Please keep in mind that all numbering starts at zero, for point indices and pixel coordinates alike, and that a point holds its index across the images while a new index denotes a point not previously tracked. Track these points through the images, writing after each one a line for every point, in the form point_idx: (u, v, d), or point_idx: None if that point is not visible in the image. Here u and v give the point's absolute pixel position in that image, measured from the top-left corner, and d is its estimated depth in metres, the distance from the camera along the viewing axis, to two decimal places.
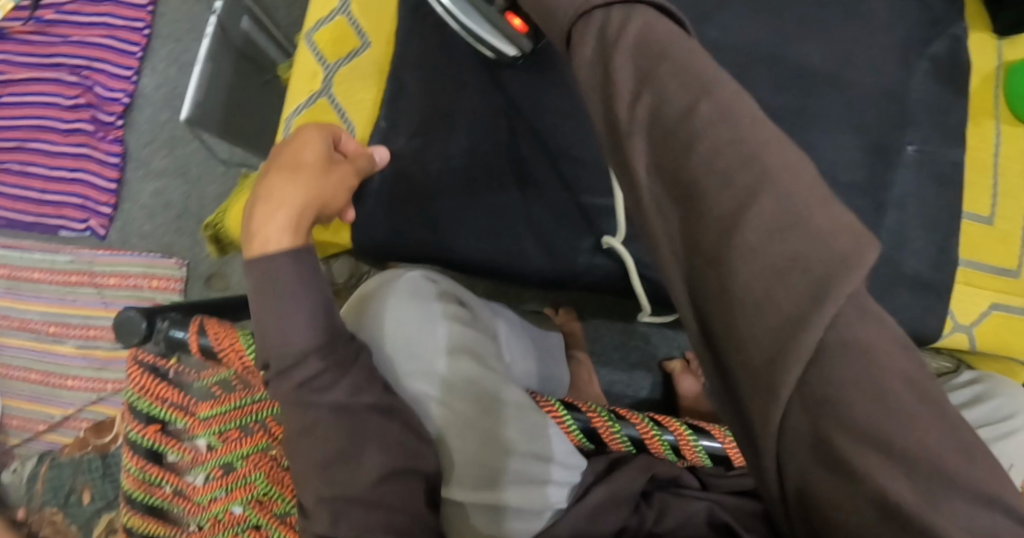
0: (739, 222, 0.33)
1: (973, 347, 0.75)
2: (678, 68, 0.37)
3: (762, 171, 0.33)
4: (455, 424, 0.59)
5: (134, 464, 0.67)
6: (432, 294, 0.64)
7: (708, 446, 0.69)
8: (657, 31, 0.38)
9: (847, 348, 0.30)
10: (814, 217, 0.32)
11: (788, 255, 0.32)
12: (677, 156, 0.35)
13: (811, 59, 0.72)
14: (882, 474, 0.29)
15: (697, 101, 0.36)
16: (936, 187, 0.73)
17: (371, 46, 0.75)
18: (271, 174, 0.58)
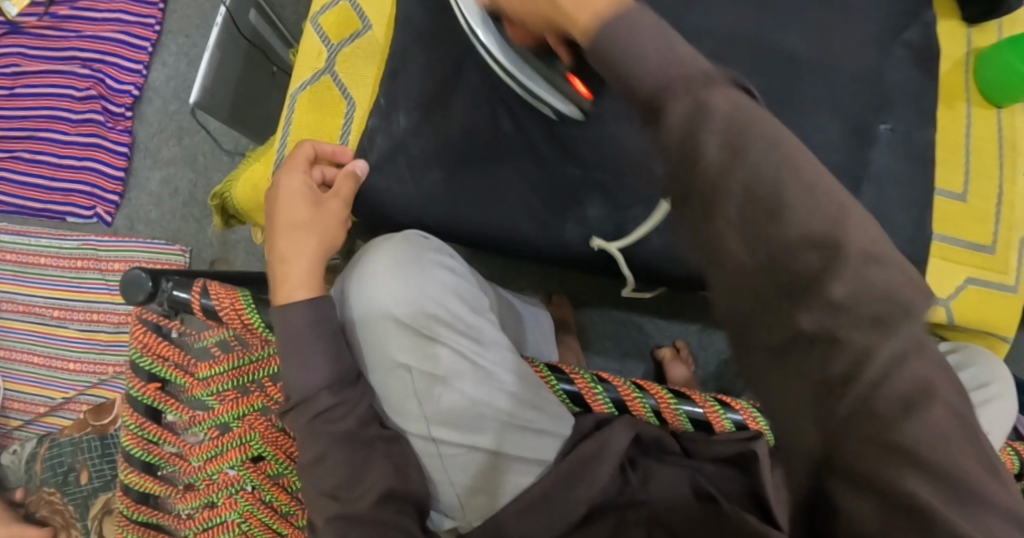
0: (821, 277, 0.36)
1: (951, 320, 0.77)
2: (767, 141, 0.38)
3: (838, 233, 0.36)
4: (458, 377, 0.64)
5: (134, 421, 0.71)
6: (429, 252, 0.66)
7: (690, 411, 0.67)
8: (741, 109, 0.39)
9: (904, 382, 0.34)
10: (878, 277, 0.35)
11: (869, 310, 0.35)
12: (769, 220, 0.37)
13: (792, 42, 0.74)
14: (910, 484, 0.32)
15: (786, 172, 0.38)
16: (912, 166, 0.76)
17: (373, 29, 0.77)
18: (274, 239, 0.65)
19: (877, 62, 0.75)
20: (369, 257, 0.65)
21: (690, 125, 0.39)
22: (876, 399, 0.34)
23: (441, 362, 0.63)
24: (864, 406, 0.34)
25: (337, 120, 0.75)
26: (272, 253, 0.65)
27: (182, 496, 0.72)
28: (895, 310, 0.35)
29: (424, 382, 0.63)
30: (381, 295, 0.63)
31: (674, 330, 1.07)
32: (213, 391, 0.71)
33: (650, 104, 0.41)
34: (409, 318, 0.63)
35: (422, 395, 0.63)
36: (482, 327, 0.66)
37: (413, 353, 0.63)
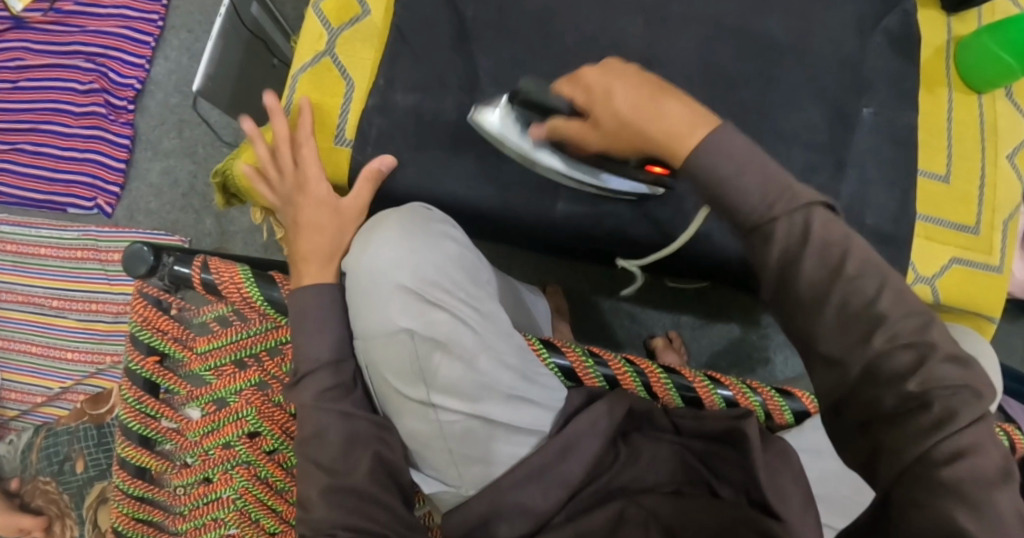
0: (907, 373, 0.45)
1: (937, 300, 0.79)
2: (860, 262, 0.47)
3: (924, 338, 0.45)
4: (460, 349, 0.64)
5: (133, 394, 0.72)
6: (438, 227, 0.68)
7: (679, 383, 0.72)
8: (835, 232, 0.47)
9: (960, 442, 0.43)
10: (953, 374, 0.44)
11: (948, 389, 0.44)
12: (861, 317, 0.46)
13: (777, 27, 0.77)
14: (957, 519, 0.42)
15: (878, 290, 0.46)
16: (894, 146, 0.78)
17: (372, 12, 0.79)
18: (298, 240, 0.68)
19: (860, 47, 0.78)
20: (379, 228, 0.66)
21: (789, 249, 0.47)
22: (936, 453, 0.43)
23: (444, 331, 0.64)
24: (923, 459, 0.43)
25: (336, 99, 0.76)
26: (296, 252, 0.68)
27: (178, 472, 0.73)
28: (966, 394, 0.44)
29: (426, 348, 0.64)
30: (388, 262, 0.64)
31: (668, 320, 1.09)
32: (211, 366, 0.72)
33: (754, 228, 0.48)
34: (415, 287, 0.64)
35: (423, 361, 0.64)
36: (485, 298, 0.67)
37: (416, 320, 0.64)
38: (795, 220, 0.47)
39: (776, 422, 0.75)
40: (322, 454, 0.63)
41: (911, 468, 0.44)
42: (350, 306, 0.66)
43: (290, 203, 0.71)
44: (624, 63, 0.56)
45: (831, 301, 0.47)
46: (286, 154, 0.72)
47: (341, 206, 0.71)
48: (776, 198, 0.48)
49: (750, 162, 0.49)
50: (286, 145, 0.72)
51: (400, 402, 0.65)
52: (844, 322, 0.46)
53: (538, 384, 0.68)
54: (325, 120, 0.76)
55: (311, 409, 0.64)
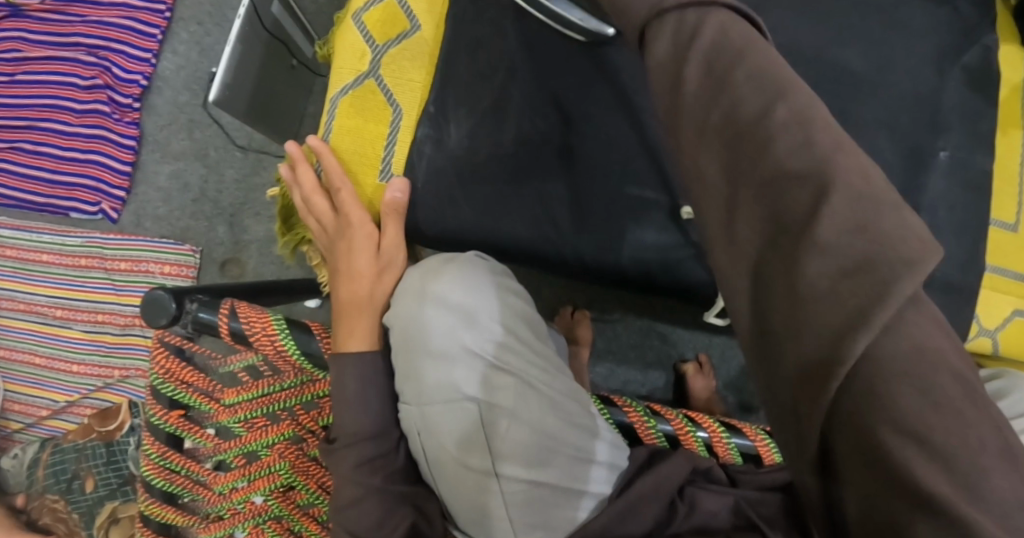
0: (809, 223, 0.34)
1: (996, 351, 0.76)
2: (754, 71, 0.39)
3: (826, 167, 0.35)
4: (521, 403, 0.60)
5: (155, 450, 0.68)
6: (493, 274, 0.64)
7: (740, 443, 0.69)
8: (734, 35, 0.40)
9: (901, 343, 0.31)
10: (877, 218, 0.33)
11: (857, 257, 0.33)
12: (756, 152, 0.37)
13: (852, 62, 0.72)
14: (917, 465, 0.30)
15: (772, 104, 0.37)
16: (965, 193, 0.74)
17: (421, 30, 0.73)
18: (337, 292, 0.65)
19: (934, 84, 0.73)
20: (433, 276, 0.62)
21: (679, 48, 0.41)
22: (867, 365, 0.32)
23: (505, 384, 0.60)
24: (859, 369, 0.32)
25: (382, 127, 0.71)
26: (337, 305, 0.65)
27: (205, 526, 0.69)
28: (891, 257, 0.32)
29: (490, 408, 0.59)
30: (452, 311, 0.60)
31: (700, 342, 1.05)
32: (241, 418, 0.67)
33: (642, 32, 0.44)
34: (473, 339, 0.60)
35: (486, 422, 0.59)
36: (547, 354, 0.64)
37: (480, 375, 0.59)
38: (686, 18, 0.41)
39: None
40: (360, 524, 0.59)
41: (849, 387, 0.32)
42: (403, 360, 0.61)
43: (333, 251, 0.68)
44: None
45: (716, 126, 0.39)
46: (320, 202, 0.69)
47: (382, 250, 0.67)
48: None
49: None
50: (317, 194, 0.69)
51: (455, 467, 0.60)
52: (733, 151, 0.38)
53: (600, 444, 0.64)
54: (367, 149, 0.71)
55: (352, 479, 0.59)
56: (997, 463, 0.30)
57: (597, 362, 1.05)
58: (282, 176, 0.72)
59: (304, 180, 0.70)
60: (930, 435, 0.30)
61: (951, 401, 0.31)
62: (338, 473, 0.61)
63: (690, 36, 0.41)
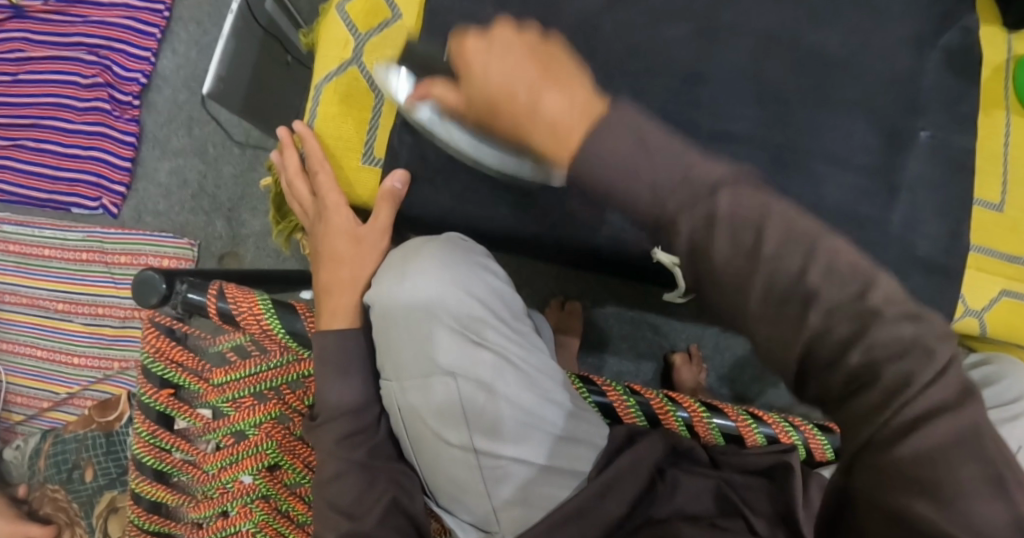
0: (841, 351, 0.39)
1: (984, 333, 0.76)
2: (781, 232, 0.41)
3: (864, 304, 0.39)
4: (505, 384, 0.60)
5: (146, 428, 0.69)
6: (476, 254, 0.64)
7: (722, 424, 0.69)
8: (747, 204, 0.41)
9: (921, 407, 0.37)
10: (902, 333, 0.38)
11: (896, 376, 0.38)
12: (796, 309, 0.39)
13: (829, 44, 0.73)
14: (916, 503, 0.36)
15: (807, 262, 0.40)
16: (947, 172, 0.74)
17: (403, 18, 0.73)
18: (319, 274, 0.67)
19: (914, 67, 0.73)
20: (413, 258, 0.62)
21: (698, 239, 0.42)
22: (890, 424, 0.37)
23: (487, 365, 0.60)
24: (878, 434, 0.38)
25: (364, 113, 0.72)
26: (319, 285, 0.66)
27: (195, 506, 0.70)
28: (918, 353, 0.38)
29: (469, 386, 0.60)
30: (428, 293, 0.60)
31: (692, 333, 1.05)
32: (229, 398, 0.69)
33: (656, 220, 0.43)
34: (455, 321, 0.60)
35: (464, 399, 0.60)
36: (526, 333, 0.64)
37: (458, 353, 0.60)
38: (697, 209, 0.42)
39: (816, 458, 0.71)
40: (340, 498, 0.60)
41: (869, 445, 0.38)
42: (383, 338, 0.62)
43: (314, 233, 0.70)
44: (514, 31, 0.51)
45: (754, 283, 0.40)
46: (301, 186, 0.71)
47: (359, 233, 0.67)
48: (672, 187, 0.43)
49: (649, 151, 0.43)
50: (299, 177, 0.71)
51: (435, 442, 0.61)
52: (771, 305, 0.40)
53: (586, 423, 0.64)
54: (351, 135, 0.72)
55: (332, 453, 0.60)
56: (987, 496, 0.35)
57: (591, 353, 1.06)
58: (272, 161, 0.74)
59: (289, 164, 0.71)
60: (935, 491, 0.36)
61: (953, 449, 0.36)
62: (320, 448, 0.61)
63: (708, 217, 0.41)
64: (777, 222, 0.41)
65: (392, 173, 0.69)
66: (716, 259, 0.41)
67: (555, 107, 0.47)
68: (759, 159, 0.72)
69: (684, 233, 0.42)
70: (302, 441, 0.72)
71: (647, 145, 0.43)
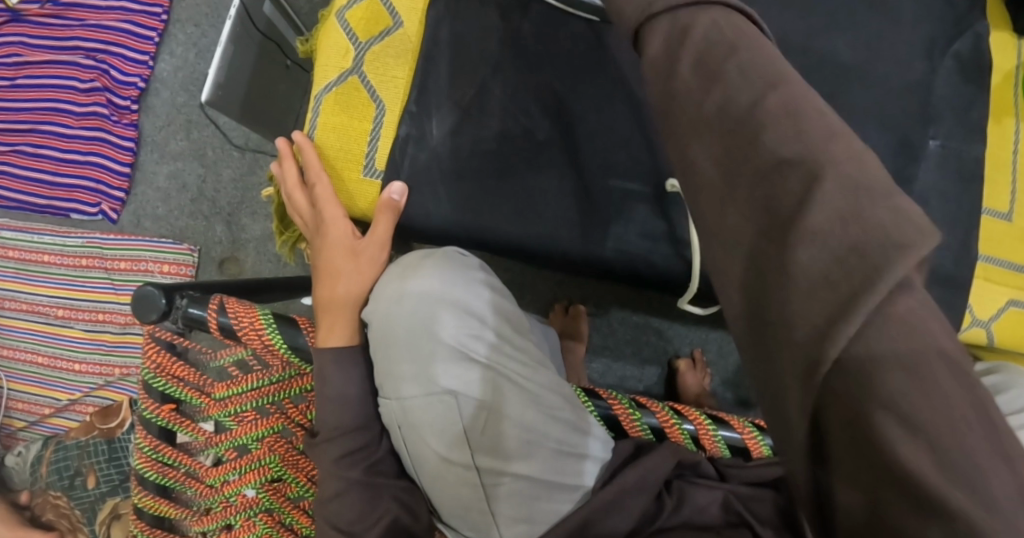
0: (799, 211, 0.33)
1: (991, 343, 0.75)
2: (747, 63, 0.38)
3: (815, 154, 0.34)
4: (505, 401, 0.60)
5: (147, 443, 0.69)
6: (473, 268, 0.64)
7: (728, 436, 0.68)
8: (724, 44, 0.39)
9: (894, 326, 0.30)
10: (866, 204, 0.32)
11: (848, 244, 0.31)
12: (744, 144, 0.36)
13: (838, 51, 0.71)
14: (901, 446, 0.29)
15: (764, 95, 0.37)
16: (960, 183, 0.72)
17: (404, 26, 0.72)
18: (316, 290, 0.65)
19: (924, 74, 0.72)
20: (410, 274, 0.61)
21: (668, 57, 0.40)
22: (859, 343, 0.30)
23: (487, 382, 0.59)
24: (848, 356, 0.30)
25: (365, 124, 0.71)
26: (318, 299, 0.65)
27: (198, 519, 0.70)
28: (882, 243, 0.30)
29: (470, 406, 0.58)
30: (426, 310, 0.60)
31: (695, 338, 1.05)
32: (232, 412, 0.68)
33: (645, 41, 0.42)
34: (454, 338, 0.59)
35: (468, 417, 0.58)
36: (526, 349, 0.63)
37: (460, 371, 0.59)
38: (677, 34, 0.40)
39: None
40: (341, 517, 0.59)
41: (839, 368, 0.30)
42: (381, 356, 0.60)
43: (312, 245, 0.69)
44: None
45: (708, 114, 0.38)
46: (301, 198, 0.70)
47: (359, 247, 0.66)
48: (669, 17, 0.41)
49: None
50: (298, 190, 0.70)
51: (436, 460, 0.59)
52: (728, 171, 0.36)
53: (587, 437, 0.63)
54: (353, 147, 0.71)
55: (332, 472, 0.59)
56: (983, 448, 0.29)
57: (594, 358, 1.05)
58: (272, 173, 0.73)
59: (288, 176, 0.71)
60: (916, 416, 0.29)
61: (937, 371, 0.29)
62: (319, 466, 0.60)
63: (688, 48, 0.40)
64: (744, 53, 0.38)
65: (391, 184, 0.68)
66: (679, 79, 0.39)
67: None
68: None
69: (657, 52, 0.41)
70: (304, 456, 0.71)
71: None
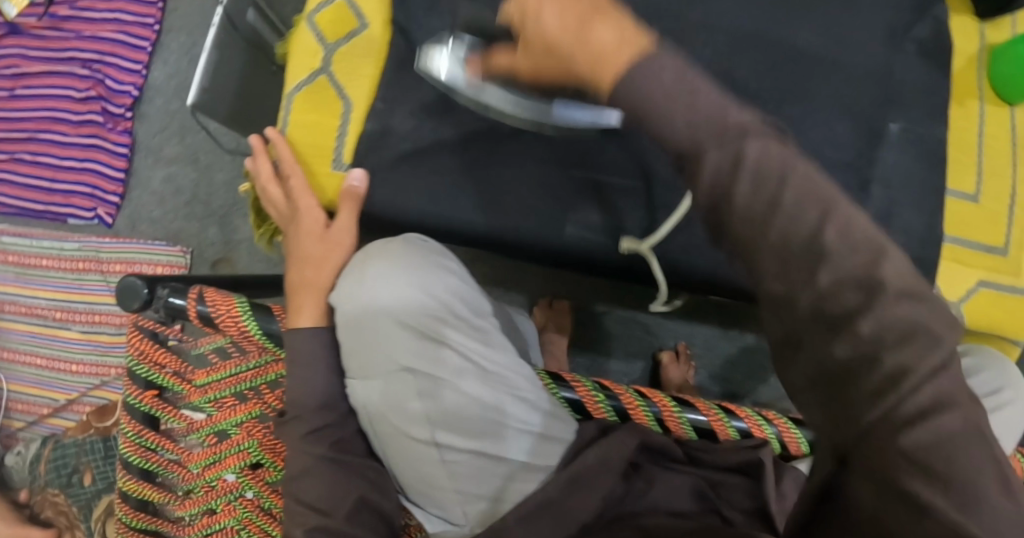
0: (853, 314, 0.36)
1: (963, 325, 0.76)
2: (802, 186, 0.38)
3: (872, 271, 0.36)
4: (464, 381, 0.61)
5: (132, 428, 0.72)
6: (435, 253, 0.65)
7: (692, 418, 0.70)
8: (776, 159, 0.38)
9: (926, 398, 0.35)
10: (911, 308, 0.36)
11: (898, 343, 0.35)
12: (801, 265, 0.37)
13: (799, 39, 0.72)
14: (924, 492, 0.35)
15: (823, 221, 0.37)
16: (924, 165, 0.73)
17: (369, 27, 0.74)
18: (288, 273, 0.69)
19: (888, 58, 0.73)
20: (372, 258, 0.63)
21: (721, 179, 0.39)
22: (895, 416, 0.35)
23: (447, 362, 0.61)
24: (885, 424, 0.35)
25: (334, 120, 0.73)
26: (290, 286, 0.67)
27: (181, 503, 0.73)
28: (923, 337, 0.35)
29: (429, 384, 0.61)
30: (386, 293, 0.61)
31: (681, 331, 1.05)
32: (211, 398, 0.72)
33: (682, 156, 0.40)
34: (413, 320, 0.61)
35: (426, 397, 0.61)
36: (487, 331, 0.65)
37: (419, 352, 0.61)
38: (726, 147, 0.39)
39: (791, 451, 0.73)
40: (307, 494, 0.61)
41: (871, 432, 0.36)
42: (345, 338, 0.63)
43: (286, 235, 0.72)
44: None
45: (768, 242, 0.38)
46: (275, 191, 0.72)
47: (327, 234, 0.69)
48: (708, 128, 0.39)
49: (691, 88, 0.40)
50: (272, 183, 0.72)
51: (401, 440, 0.62)
52: (781, 263, 0.37)
53: (549, 418, 0.65)
54: (322, 142, 0.73)
55: (298, 448, 0.62)
56: (999, 494, 0.34)
57: (582, 353, 1.06)
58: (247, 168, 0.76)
59: (261, 171, 0.73)
60: (936, 470, 0.34)
61: (960, 442, 0.35)
62: (288, 443, 0.63)
63: (733, 163, 0.39)
64: (798, 177, 0.38)
65: (352, 172, 0.70)
66: (736, 204, 0.38)
67: (609, 38, 0.42)
68: None
69: (708, 171, 0.39)
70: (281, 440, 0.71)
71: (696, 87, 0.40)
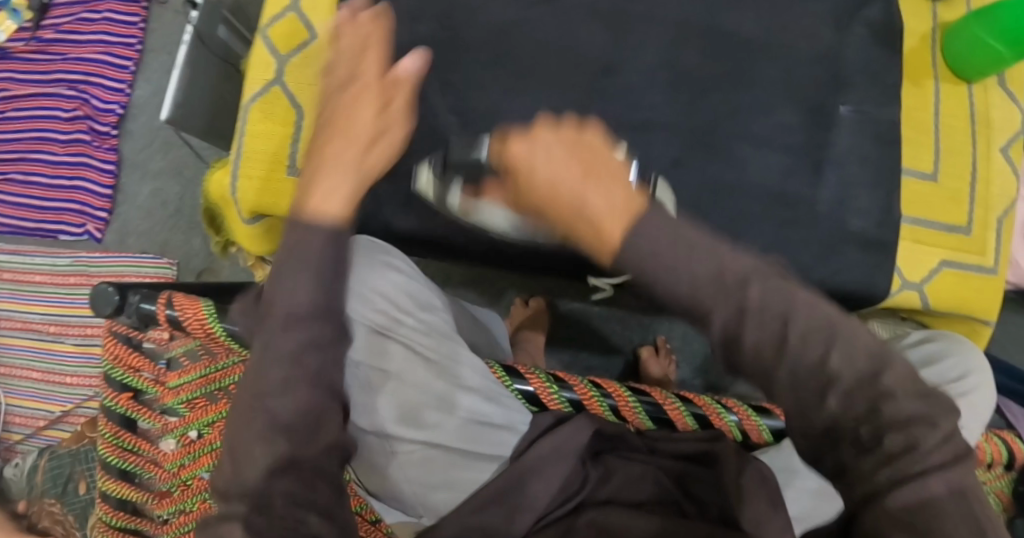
0: (866, 412, 0.42)
1: (927, 306, 0.75)
2: (808, 314, 0.42)
3: (877, 381, 0.42)
4: (411, 372, 0.63)
5: (109, 430, 0.73)
6: (383, 252, 0.68)
7: (648, 407, 0.69)
8: (778, 294, 0.42)
9: (927, 474, 0.42)
10: (912, 398, 0.42)
11: (900, 435, 0.42)
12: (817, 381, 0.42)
13: (740, 26, 0.73)
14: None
15: (830, 348, 0.42)
16: (875, 144, 0.74)
17: (319, 38, 0.77)
18: (322, 140, 0.50)
19: (832, 42, 0.74)
20: None
21: (731, 328, 0.42)
22: (895, 488, 0.42)
23: (393, 355, 0.63)
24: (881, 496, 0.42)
25: (286, 129, 0.76)
26: (316, 156, 0.49)
27: (159, 502, 0.74)
28: (922, 421, 0.42)
29: (377, 377, 0.63)
30: None
31: (657, 326, 1.06)
32: (184, 399, 0.73)
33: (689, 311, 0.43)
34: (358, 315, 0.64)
35: (374, 390, 0.62)
36: (434, 324, 0.67)
37: (366, 346, 0.63)
38: (731, 299, 0.42)
39: (754, 440, 0.71)
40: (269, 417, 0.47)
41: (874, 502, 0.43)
42: None
43: (327, 100, 0.51)
44: (549, 121, 0.45)
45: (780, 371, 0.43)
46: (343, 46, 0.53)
47: (385, 117, 0.51)
48: (709, 280, 0.42)
49: (684, 244, 0.43)
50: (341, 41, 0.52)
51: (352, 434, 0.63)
52: (797, 387, 0.43)
53: (502, 408, 0.66)
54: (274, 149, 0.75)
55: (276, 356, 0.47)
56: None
57: (560, 350, 1.06)
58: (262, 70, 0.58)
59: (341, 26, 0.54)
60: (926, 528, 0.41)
61: (943, 503, 0.41)
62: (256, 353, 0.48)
63: (739, 305, 0.42)
64: (802, 315, 0.42)
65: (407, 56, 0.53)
66: (745, 347, 0.43)
67: (600, 201, 0.43)
68: (676, 143, 0.72)
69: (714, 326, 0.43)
70: None
71: (685, 241, 0.43)
